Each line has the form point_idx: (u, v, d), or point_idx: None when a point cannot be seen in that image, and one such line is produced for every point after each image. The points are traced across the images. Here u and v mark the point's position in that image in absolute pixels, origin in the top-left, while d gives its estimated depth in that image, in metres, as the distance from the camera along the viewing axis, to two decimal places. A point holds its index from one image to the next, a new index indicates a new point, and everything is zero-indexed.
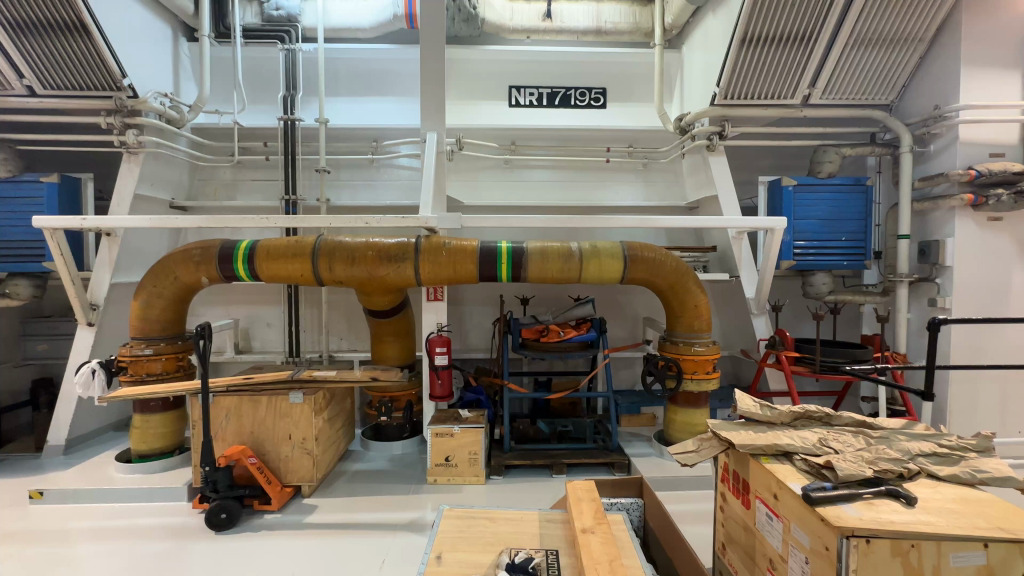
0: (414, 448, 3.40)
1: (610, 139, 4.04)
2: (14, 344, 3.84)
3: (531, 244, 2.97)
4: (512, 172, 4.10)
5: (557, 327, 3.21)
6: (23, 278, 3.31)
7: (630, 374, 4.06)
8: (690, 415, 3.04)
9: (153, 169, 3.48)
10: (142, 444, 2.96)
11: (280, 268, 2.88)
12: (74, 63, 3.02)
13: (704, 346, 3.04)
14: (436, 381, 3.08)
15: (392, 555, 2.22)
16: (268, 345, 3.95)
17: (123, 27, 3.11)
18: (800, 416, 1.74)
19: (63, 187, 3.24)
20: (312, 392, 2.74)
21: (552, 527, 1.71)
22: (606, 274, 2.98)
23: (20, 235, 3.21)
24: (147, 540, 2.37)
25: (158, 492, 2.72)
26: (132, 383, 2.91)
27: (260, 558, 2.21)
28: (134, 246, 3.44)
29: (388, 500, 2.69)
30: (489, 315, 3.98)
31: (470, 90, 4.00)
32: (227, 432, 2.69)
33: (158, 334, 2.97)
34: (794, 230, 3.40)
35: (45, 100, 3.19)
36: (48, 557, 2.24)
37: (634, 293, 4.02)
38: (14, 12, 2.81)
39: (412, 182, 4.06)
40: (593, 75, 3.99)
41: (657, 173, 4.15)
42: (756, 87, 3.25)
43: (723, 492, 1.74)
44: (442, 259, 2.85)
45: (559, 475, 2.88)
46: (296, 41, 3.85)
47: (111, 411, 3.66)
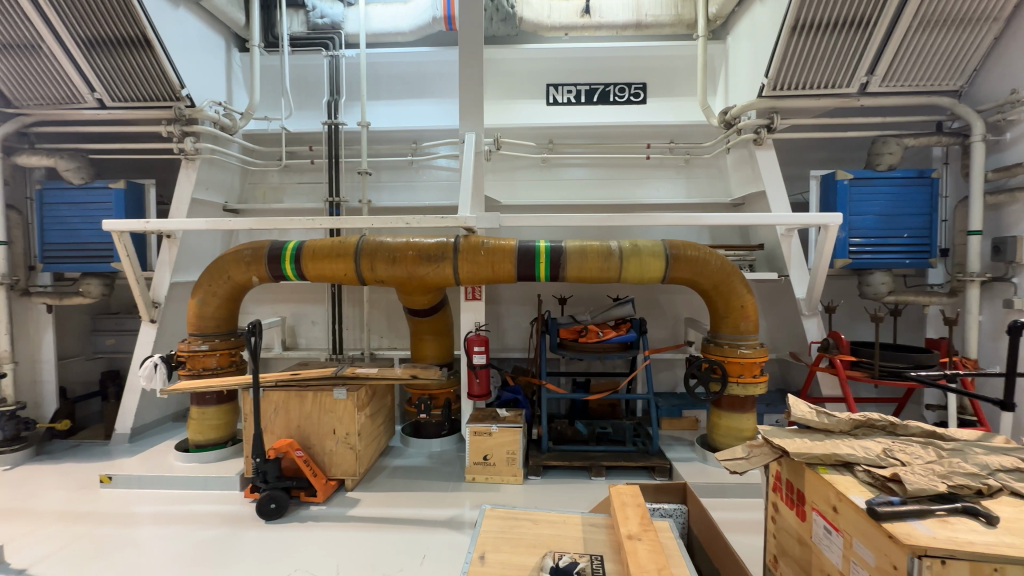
0: (453, 446, 3.43)
1: (650, 135, 3.92)
2: (86, 339, 4.14)
3: (570, 243, 2.94)
4: (550, 171, 4.06)
5: (595, 327, 3.16)
6: (94, 278, 3.56)
7: (671, 376, 3.96)
8: (736, 420, 2.93)
9: (208, 174, 3.66)
10: (199, 434, 3.12)
11: (325, 267, 2.97)
12: (138, 77, 3.22)
13: (751, 349, 2.92)
14: (474, 380, 3.10)
15: (432, 552, 2.25)
16: (313, 342, 4.10)
17: (180, 40, 3.29)
18: (861, 424, 1.63)
19: (128, 193, 3.47)
20: (355, 388, 2.81)
21: (595, 532, 1.67)
22: (647, 273, 2.91)
23: (91, 237, 3.45)
24: (204, 526, 2.50)
25: (213, 481, 2.87)
26: (190, 376, 3.08)
27: (305, 549, 2.28)
28: (191, 247, 3.63)
29: (427, 497, 2.72)
30: (527, 315, 3.97)
31: (507, 90, 4.00)
32: (276, 425, 2.80)
33: (213, 330, 3.13)
34: (849, 226, 3.21)
35: (113, 111, 3.42)
36: (115, 538, 2.39)
37: (675, 292, 3.91)
38: (86, 29, 3.02)
39: (450, 182, 4.11)
40: (632, 70, 3.91)
41: (699, 169, 4.02)
42: (809, 76, 3.09)
43: (775, 503, 1.66)
44: (481, 259, 2.86)
45: (597, 477, 2.84)
46: (339, 48, 3.96)
47: (170, 403, 3.89)
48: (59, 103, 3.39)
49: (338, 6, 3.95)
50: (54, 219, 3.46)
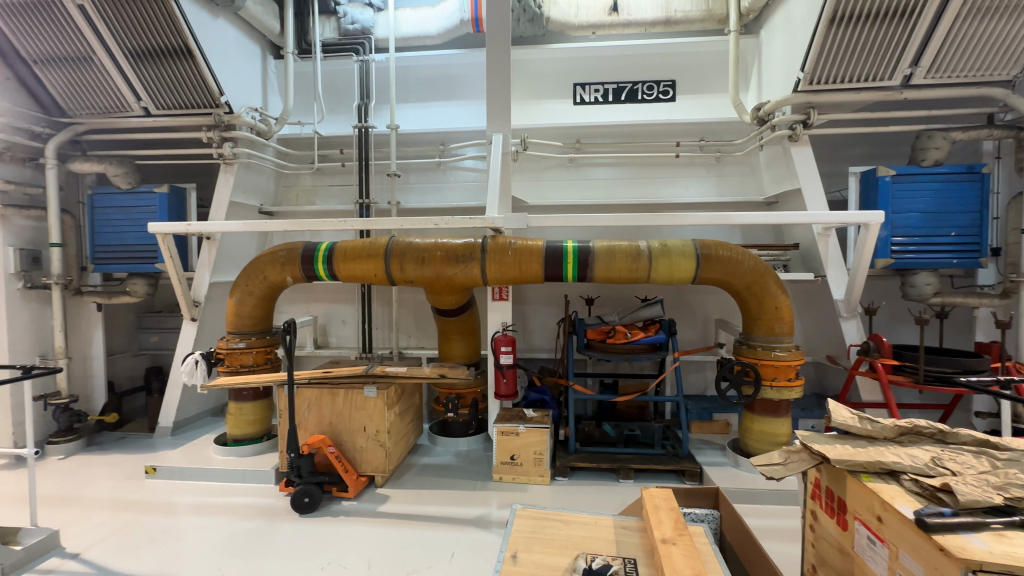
0: (480, 445, 3.46)
1: (679, 133, 3.86)
2: (132, 336, 4.36)
3: (598, 243, 2.92)
4: (576, 171, 4.04)
5: (623, 328, 3.13)
6: (140, 278, 3.72)
7: (701, 379, 3.89)
8: (770, 425, 2.84)
9: (245, 178, 3.79)
10: (237, 429, 3.24)
11: (356, 268, 3.04)
12: (180, 85, 3.36)
13: (786, 351, 2.84)
14: (501, 380, 3.11)
15: (460, 550, 2.27)
16: (344, 340, 4.19)
17: (219, 49, 3.42)
18: (907, 431, 1.56)
19: (171, 197, 3.62)
20: (385, 386, 2.85)
21: (628, 535, 1.66)
22: (676, 273, 2.86)
23: (137, 239, 3.61)
24: (241, 517, 2.59)
25: (250, 474, 2.97)
26: (228, 373, 3.20)
27: (336, 543, 2.33)
28: (229, 248, 3.77)
29: (455, 495, 2.75)
30: (553, 315, 3.96)
31: (534, 90, 4.00)
32: (309, 422, 2.88)
33: (250, 328, 3.25)
34: (891, 225, 3.08)
35: (158, 118, 3.57)
36: (160, 527, 2.51)
37: (705, 293, 3.83)
38: (133, 41, 3.17)
39: (477, 183, 4.14)
40: (661, 67, 3.85)
41: (730, 167, 3.93)
42: (848, 69, 2.97)
43: (814, 510, 1.61)
44: (508, 259, 2.87)
45: (626, 480, 2.81)
46: (369, 52, 4.04)
47: (209, 398, 4.04)
48: (108, 112, 3.58)
49: (368, 11, 4.03)
50: (104, 222, 3.64)
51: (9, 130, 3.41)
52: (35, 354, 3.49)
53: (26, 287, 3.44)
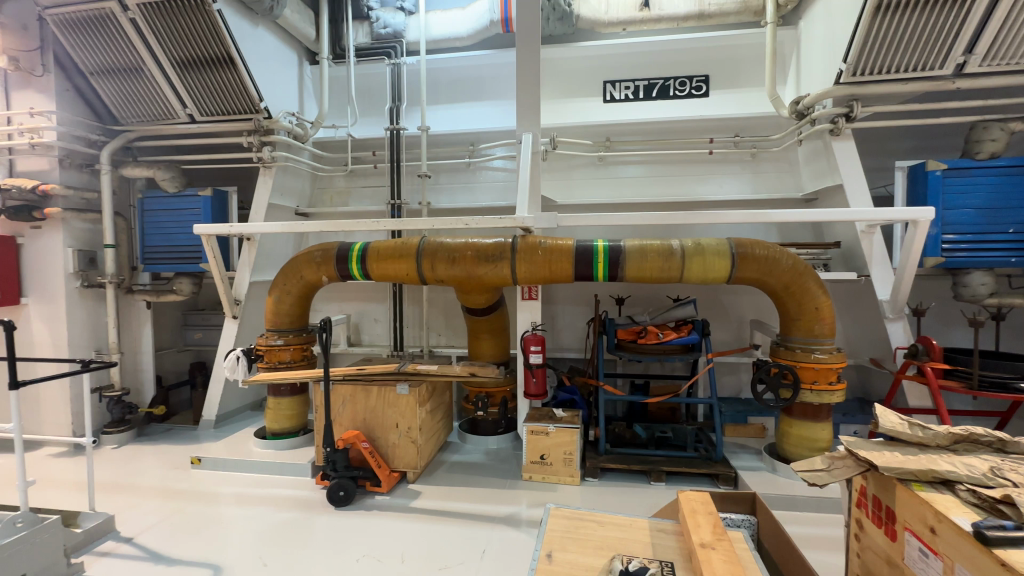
0: (509, 444, 3.48)
1: (713, 129, 3.78)
2: (178, 332, 4.57)
3: (629, 242, 2.88)
4: (606, 169, 4.01)
5: (655, 328, 3.08)
6: (186, 277, 3.90)
7: (734, 381, 3.79)
8: (809, 430, 2.75)
9: (283, 180, 3.92)
10: (275, 423, 3.36)
11: (389, 268, 3.09)
12: (223, 93, 3.50)
13: (827, 354, 2.74)
14: (531, 379, 3.11)
15: (491, 547, 2.28)
16: (376, 338, 4.28)
17: (259, 56, 3.55)
18: (962, 439, 1.48)
19: (214, 200, 3.78)
20: (416, 384, 2.92)
21: (664, 538, 1.63)
22: (711, 273, 2.80)
23: (183, 241, 3.79)
24: (281, 508, 2.69)
25: (289, 467, 3.07)
26: (267, 369, 3.32)
27: (371, 536, 2.39)
28: (267, 249, 3.91)
29: (486, 493, 2.78)
30: (583, 315, 3.93)
31: (564, 89, 3.99)
32: (343, 417, 2.95)
33: (288, 326, 3.36)
34: (941, 221, 2.93)
35: (202, 125, 3.72)
36: (206, 515, 2.62)
37: (739, 293, 3.74)
38: (180, 51, 3.33)
39: (506, 183, 4.15)
40: (693, 62, 3.77)
41: (767, 163, 3.81)
42: (894, 58, 2.84)
43: (859, 519, 1.56)
44: (539, 259, 2.87)
45: (657, 483, 2.78)
46: (401, 56, 4.11)
47: (249, 393, 4.20)
48: (157, 120, 3.76)
49: (400, 15, 4.09)
50: (153, 224, 3.83)
51: (69, 138, 3.61)
52: (91, 349, 3.70)
53: (83, 286, 3.65)
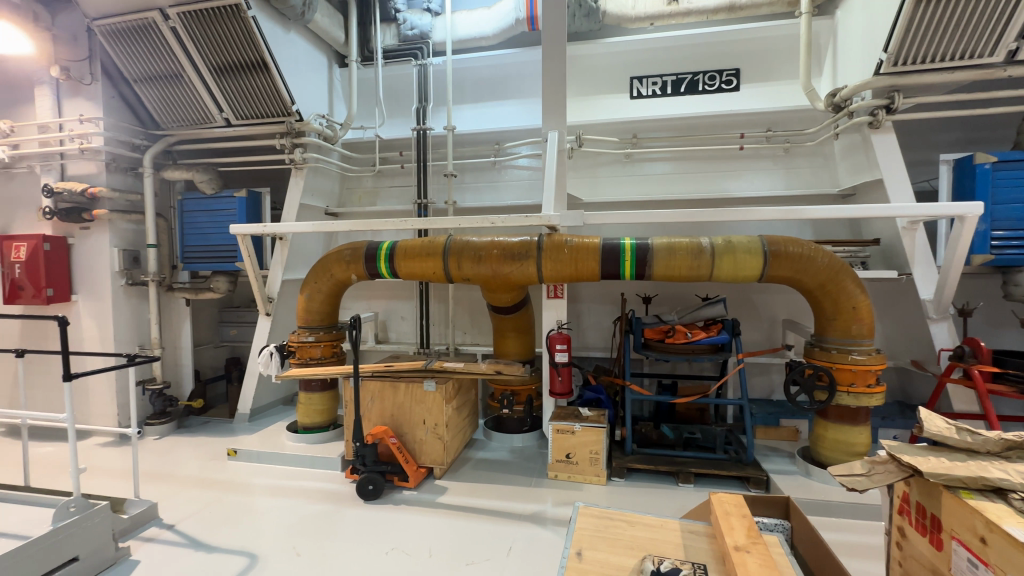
0: (534, 442, 3.48)
1: (744, 124, 3.68)
2: (214, 329, 4.73)
3: (656, 240, 2.84)
4: (633, 167, 3.96)
5: (683, 328, 3.03)
6: (222, 275, 4.03)
7: (766, 382, 3.69)
8: (846, 433, 2.65)
9: (313, 181, 4.02)
10: (307, 417, 3.45)
11: (417, 266, 3.14)
12: (257, 97, 3.61)
13: (865, 355, 2.64)
14: (556, 377, 3.10)
15: (518, 544, 2.29)
16: (402, 336, 4.35)
17: (291, 60, 3.65)
18: (1014, 446, 1.41)
19: (249, 201, 3.91)
20: (443, 381, 2.95)
21: (696, 540, 1.60)
22: (742, 271, 2.73)
23: (219, 240, 3.92)
24: (312, 500, 2.76)
25: (319, 461, 3.16)
26: (299, 365, 3.41)
27: (399, 530, 2.43)
28: (298, 248, 4.02)
29: (511, 490, 2.79)
30: (609, 314, 3.90)
31: (590, 86, 3.96)
32: (372, 413, 3.01)
33: (319, 324, 3.44)
34: (990, 217, 2.79)
35: (237, 128, 3.84)
36: (242, 505, 2.72)
37: (771, 292, 3.64)
38: (217, 57, 3.46)
39: (532, 182, 4.14)
40: (723, 55, 3.69)
41: (801, 158, 3.69)
42: (939, 46, 2.70)
43: (902, 527, 1.50)
44: (564, 257, 2.85)
45: (686, 484, 2.74)
46: (427, 57, 4.16)
47: (281, 388, 4.32)
48: (195, 124, 3.90)
49: (427, 17, 4.14)
50: (192, 224, 3.99)
51: (115, 143, 3.78)
52: (135, 344, 3.88)
53: (128, 283, 3.83)
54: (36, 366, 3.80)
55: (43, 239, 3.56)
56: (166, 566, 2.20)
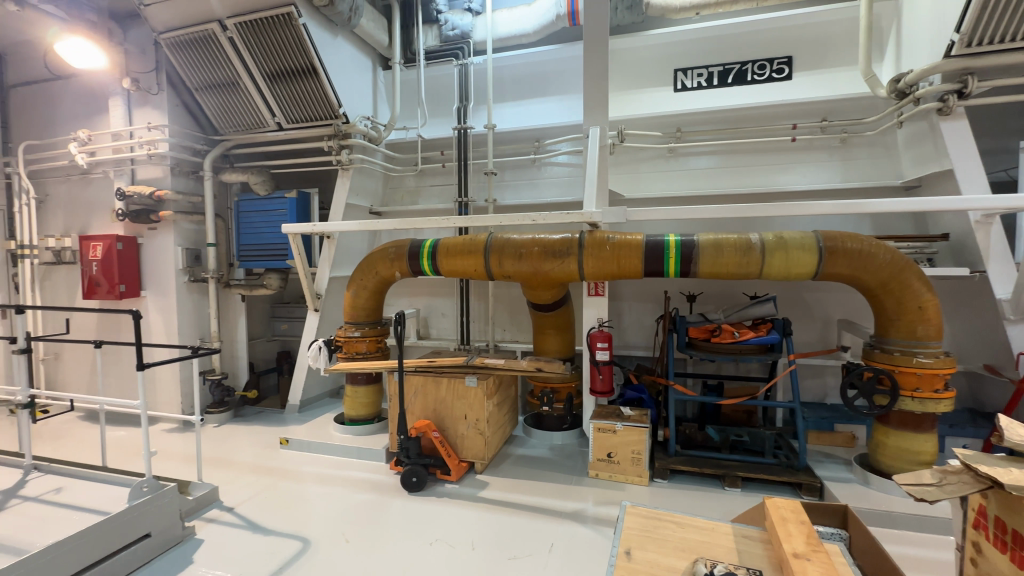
0: (574, 441, 3.46)
1: (796, 114, 3.51)
2: (267, 323, 4.97)
3: (702, 236, 2.76)
4: (676, 161, 3.86)
5: (730, 327, 2.93)
6: (274, 273, 4.22)
7: (819, 385, 3.52)
8: (910, 441, 2.49)
9: (359, 181, 4.14)
10: (353, 410, 3.58)
11: (458, 264, 3.18)
12: (307, 101, 3.75)
13: (931, 358, 2.47)
14: (597, 376, 3.06)
15: (559, 541, 2.30)
16: (443, 332, 4.43)
17: (339, 64, 3.77)
18: None
19: (299, 202, 4.08)
20: (484, 376, 2.98)
21: (750, 545, 1.56)
22: (794, 268, 2.61)
23: (271, 239, 4.11)
24: (360, 490, 2.87)
25: (365, 452, 3.27)
26: (346, 359, 3.54)
27: (442, 522, 2.49)
28: (344, 247, 4.16)
29: (552, 487, 2.79)
30: (650, 313, 3.82)
31: (632, 80, 3.89)
32: (415, 407, 3.09)
33: (364, 319, 3.55)
34: None
35: (288, 132, 4.00)
36: (295, 492, 2.85)
37: (826, 291, 3.46)
38: (271, 64, 3.63)
39: (571, 178, 4.11)
40: (774, 43, 3.54)
41: (859, 148, 3.49)
42: (1020, 24, 2.48)
43: (978, 542, 1.39)
44: (606, 253, 2.82)
45: (732, 488, 2.65)
46: (468, 56, 4.20)
47: (328, 381, 4.49)
48: (249, 129, 4.09)
49: (467, 17, 4.18)
50: (247, 224, 4.20)
51: (178, 149, 4.03)
52: (196, 337, 4.14)
53: (190, 280, 4.08)
54: (111, 357, 4.12)
55: (116, 239, 3.85)
56: (228, 546, 2.34)
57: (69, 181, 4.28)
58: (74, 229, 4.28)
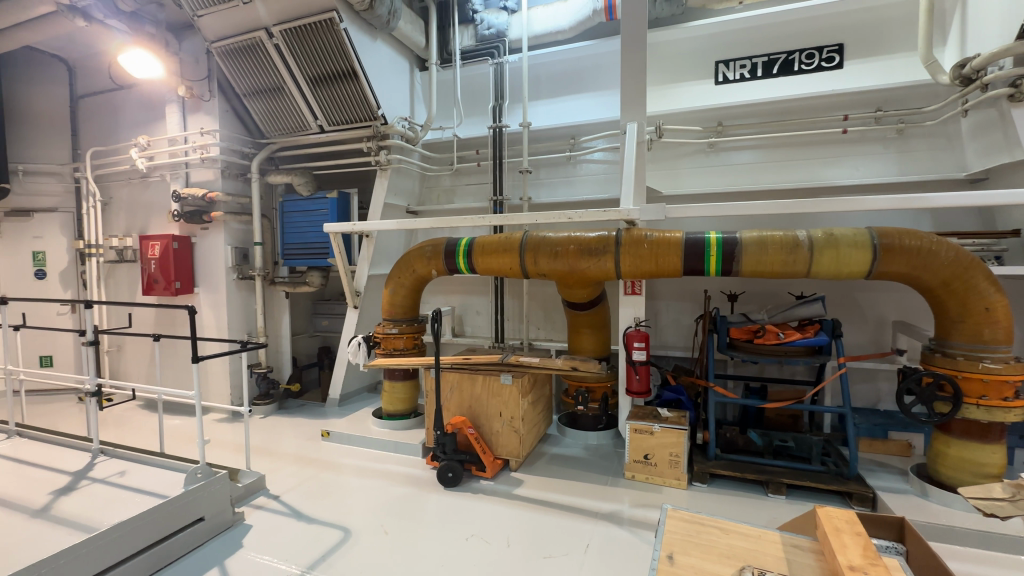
0: (609, 441, 3.42)
1: (847, 105, 3.34)
2: (309, 319, 5.15)
3: (746, 234, 2.66)
4: (716, 156, 3.74)
5: (775, 328, 2.82)
6: (316, 271, 4.37)
7: (871, 390, 3.35)
8: (974, 452, 2.33)
9: (397, 181, 4.22)
10: (390, 405, 3.66)
11: (494, 262, 3.18)
12: (348, 104, 3.86)
13: (999, 363, 2.30)
14: (633, 376, 3.01)
15: (595, 542, 2.27)
16: (477, 330, 4.46)
17: (378, 67, 3.86)
18: None
19: (339, 202, 4.20)
20: (519, 375, 2.98)
21: (800, 555, 1.50)
22: (845, 267, 2.49)
23: (314, 238, 4.25)
24: (398, 483, 2.93)
25: (401, 447, 3.34)
26: (384, 355, 3.62)
27: (478, 517, 2.51)
28: (383, 245, 4.26)
29: (587, 487, 2.77)
30: (689, 312, 3.73)
31: (671, 73, 3.80)
32: (451, 403, 3.12)
33: (401, 317, 3.63)
34: None
35: (330, 134, 4.12)
36: (336, 483, 2.95)
37: (880, 290, 3.28)
38: (314, 68, 3.75)
39: (608, 175, 4.05)
40: (824, 31, 3.38)
41: (917, 139, 3.28)
42: None
43: None
44: (644, 252, 2.77)
45: (775, 495, 2.56)
46: (504, 55, 4.21)
47: (366, 376, 4.61)
48: (293, 132, 4.24)
49: (503, 15, 4.18)
50: (292, 225, 4.36)
51: (228, 152, 4.22)
52: (244, 332, 4.33)
53: (238, 278, 4.27)
54: (168, 349, 4.38)
55: (172, 239, 4.08)
56: (276, 532, 2.44)
57: (130, 185, 4.56)
58: (135, 229, 4.57)
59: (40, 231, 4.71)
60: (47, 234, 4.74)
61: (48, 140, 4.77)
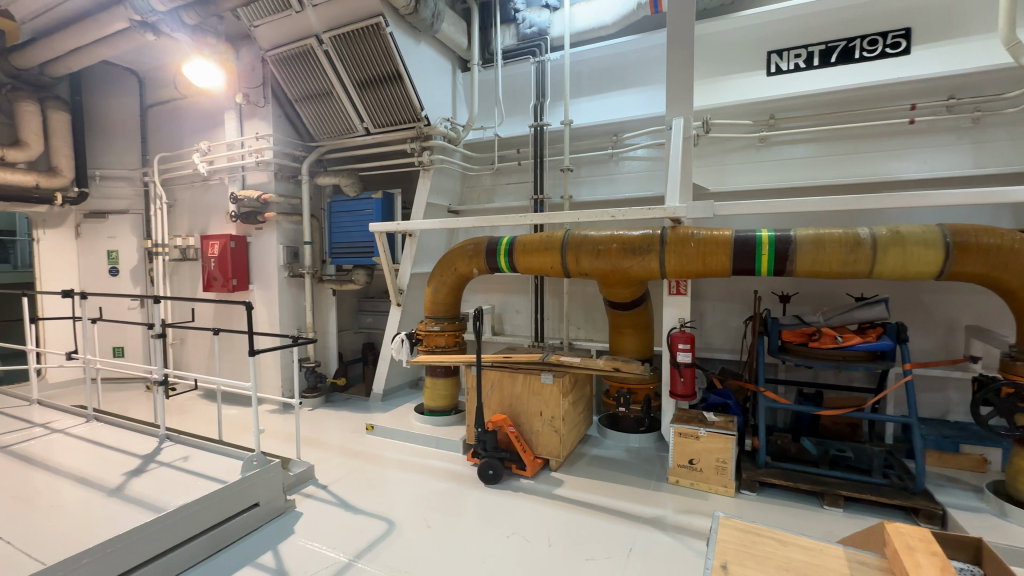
0: (652, 444, 3.34)
1: (914, 93, 3.12)
2: (354, 316, 5.32)
3: (801, 232, 2.52)
4: (767, 151, 3.57)
5: (832, 331, 2.67)
6: (362, 269, 4.50)
7: (940, 399, 3.12)
8: None
9: (439, 181, 4.29)
10: (432, 401, 3.72)
11: (535, 260, 3.17)
12: (393, 106, 3.95)
13: None
14: (678, 378, 2.93)
15: (638, 547, 2.23)
16: (517, 328, 4.47)
17: (422, 68, 3.93)
18: None
19: (383, 202, 4.32)
20: (560, 374, 2.96)
21: (866, 572, 1.41)
22: (913, 267, 2.32)
23: (359, 237, 4.39)
24: (439, 478, 2.98)
25: (442, 443, 3.39)
26: (426, 352, 3.68)
27: (518, 516, 2.52)
28: (425, 244, 4.35)
29: (630, 491, 2.72)
30: (737, 313, 3.59)
31: (719, 66, 3.67)
32: (492, 401, 3.15)
33: (443, 314, 3.68)
34: None
35: (375, 136, 4.20)
36: (380, 476, 3.03)
37: (952, 292, 3.04)
38: (360, 72, 3.86)
39: (651, 172, 3.96)
40: (890, 15, 3.17)
41: (996, 128, 3.02)
42: None
43: None
44: (691, 251, 2.69)
45: (831, 507, 2.43)
46: (546, 52, 4.21)
47: (408, 372, 4.72)
48: (340, 135, 4.37)
49: (545, 13, 4.16)
50: (339, 224, 4.51)
51: (281, 155, 4.41)
52: (294, 327, 4.53)
53: (289, 276, 4.47)
54: (226, 343, 4.64)
55: (230, 239, 4.32)
56: (324, 520, 2.54)
57: (193, 187, 4.86)
58: (196, 229, 4.86)
59: (114, 231, 5.10)
60: (119, 235, 5.12)
61: (119, 146, 5.13)
